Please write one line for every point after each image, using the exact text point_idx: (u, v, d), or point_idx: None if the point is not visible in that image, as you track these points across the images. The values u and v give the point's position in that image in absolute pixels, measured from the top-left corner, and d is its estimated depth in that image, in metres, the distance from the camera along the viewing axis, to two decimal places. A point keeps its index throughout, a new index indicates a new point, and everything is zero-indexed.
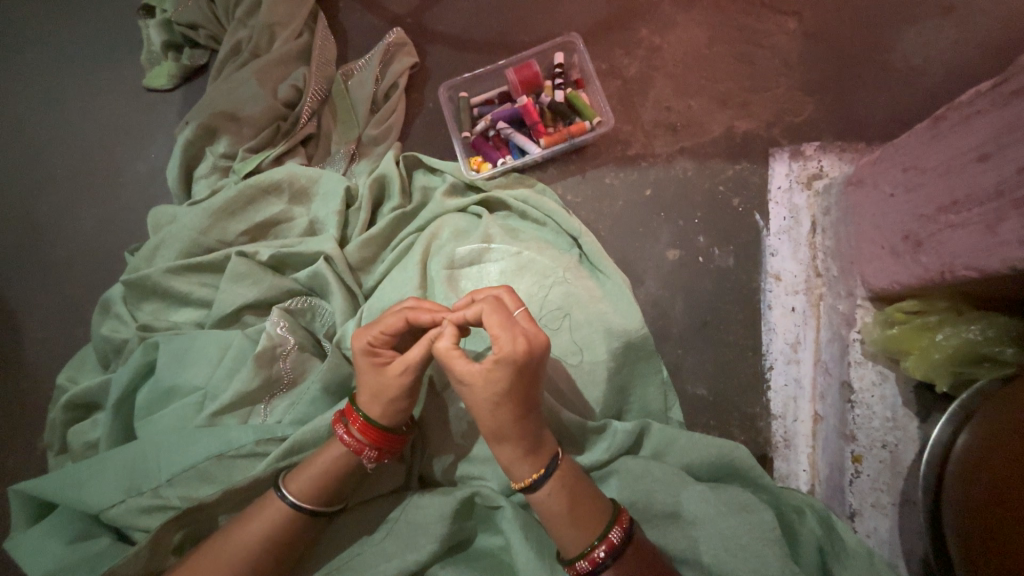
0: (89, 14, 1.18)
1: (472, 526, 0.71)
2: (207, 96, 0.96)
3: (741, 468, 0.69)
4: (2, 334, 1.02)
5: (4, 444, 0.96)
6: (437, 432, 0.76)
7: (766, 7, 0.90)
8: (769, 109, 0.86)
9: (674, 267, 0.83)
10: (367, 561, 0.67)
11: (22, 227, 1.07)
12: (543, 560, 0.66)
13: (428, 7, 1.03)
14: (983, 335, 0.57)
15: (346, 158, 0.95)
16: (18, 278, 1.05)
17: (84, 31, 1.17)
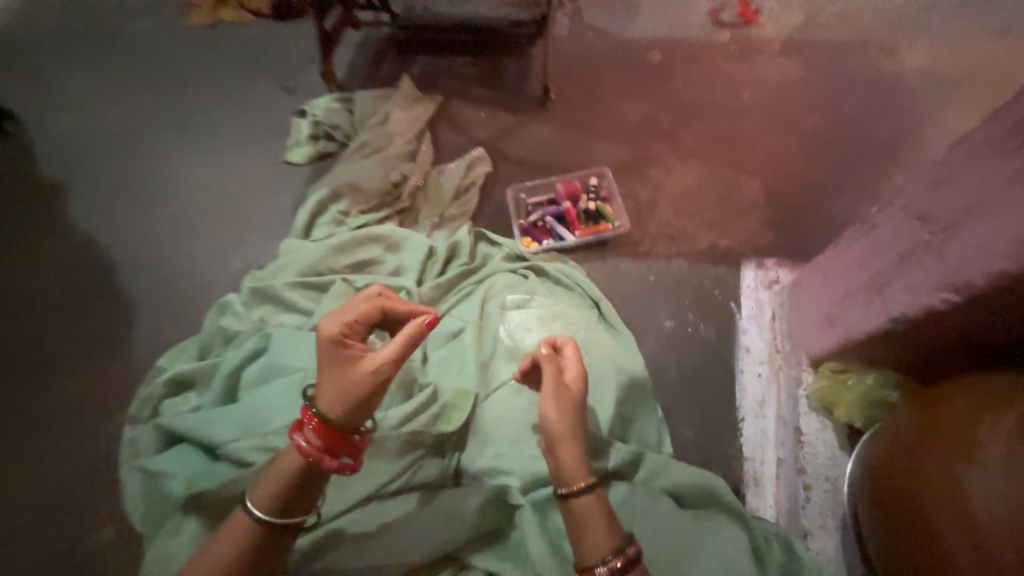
0: (258, 112, 1.65)
1: (497, 519, 0.85)
2: (338, 173, 1.34)
3: (718, 495, 0.86)
4: (135, 325, 1.31)
5: (114, 409, 1.19)
6: (476, 437, 0.92)
7: (739, 167, 1.30)
8: (740, 233, 1.20)
9: (669, 334, 1.09)
10: (412, 531, 0.81)
11: (173, 250, 1.42)
12: (558, 545, 0.81)
13: (503, 137, 1.46)
14: (877, 382, 0.80)
15: (430, 227, 1.28)
16: (158, 285, 1.37)
17: (252, 123, 1.63)
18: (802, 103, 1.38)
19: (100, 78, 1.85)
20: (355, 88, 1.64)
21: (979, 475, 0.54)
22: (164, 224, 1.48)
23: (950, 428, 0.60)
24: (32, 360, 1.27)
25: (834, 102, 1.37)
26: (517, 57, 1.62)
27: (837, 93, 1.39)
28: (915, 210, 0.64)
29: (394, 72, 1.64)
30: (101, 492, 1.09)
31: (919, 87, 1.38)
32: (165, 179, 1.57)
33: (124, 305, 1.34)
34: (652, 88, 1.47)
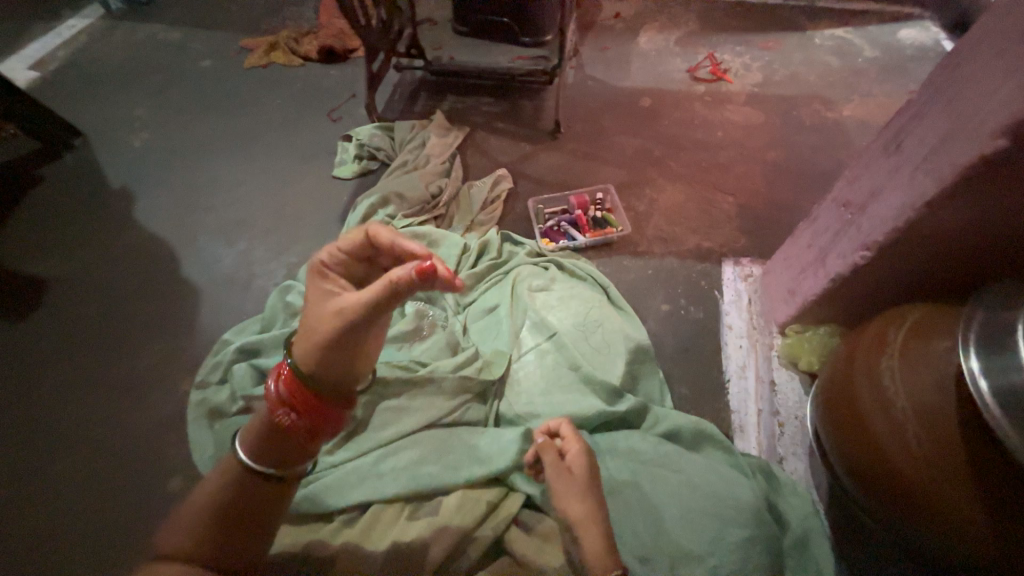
0: (307, 137, 1.92)
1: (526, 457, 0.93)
2: (385, 185, 1.59)
3: (713, 437, 1.01)
4: (201, 310, 1.49)
5: (185, 379, 1.36)
6: (512, 389, 1.10)
7: (717, 188, 1.59)
8: (720, 238, 1.47)
9: (665, 315, 1.32)
10: (453, 461, 0.92)
11: (232, 248, 1.62)
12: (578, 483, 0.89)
13: (522, 161, 1.74)
14: (828, 334, 1.04)
15: (463, 229, 1.52)
16: (220, 277, 1.56)
17: (302, 145, 1.89)
18: (765, 140, 1.71)
19: (165, 103, 2.12)
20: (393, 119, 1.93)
21: (902, 368, 0.71)
22: (224, 224, 1.69)
23: (878, 338, 0.77)
24: (109, 336, 1.45)
25: (790, 139, 1.71)
26: (533, 99, 1.94)
27: (792, 132, 1.73)
28: (841, 199, 0.91)
29: (428, 108, 1.95)
30: (173, 445, 1.25)
31: (856, 129, 1.73)
32: (224, 187, 1.80)
33: (189, 291, 1.53)
34: (644, 126, 1.79)
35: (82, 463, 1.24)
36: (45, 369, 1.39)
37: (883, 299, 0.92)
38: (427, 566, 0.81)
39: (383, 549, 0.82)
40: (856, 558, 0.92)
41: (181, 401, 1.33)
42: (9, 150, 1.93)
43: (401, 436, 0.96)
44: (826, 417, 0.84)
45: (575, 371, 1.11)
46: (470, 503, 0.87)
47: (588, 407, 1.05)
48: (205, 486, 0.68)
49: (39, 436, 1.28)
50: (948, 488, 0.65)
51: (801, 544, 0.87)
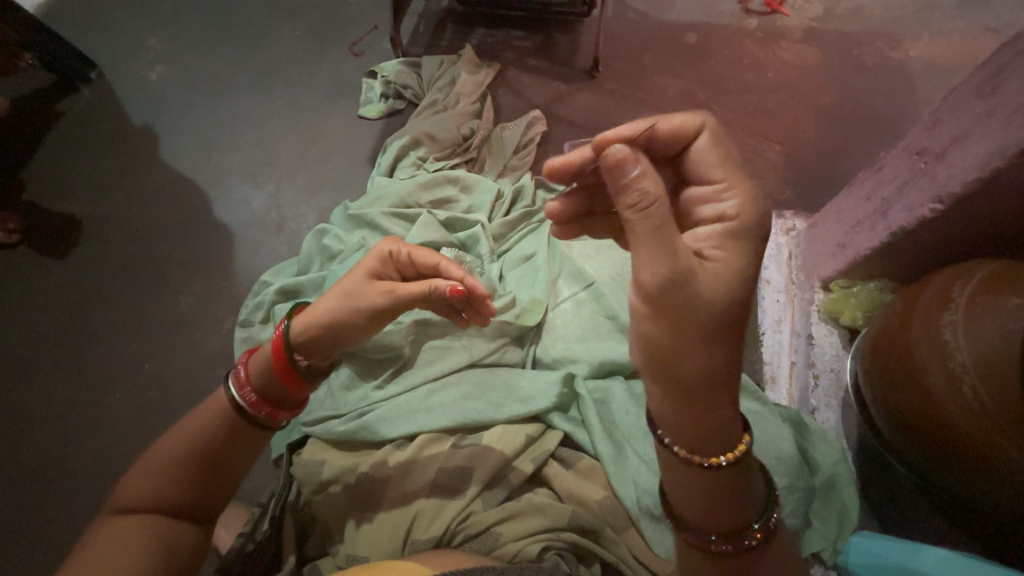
0: (330, 72, 1.83)
1: (568, 402, 0.97)
2: (414, 125, 1.53)
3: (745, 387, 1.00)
4: (235, 252, 1.50)
5: (226, 318, 1.40)
6: (549, 333, 1.10)
7: (764, 135, 1.50)
8: (763, 189, 1.41)
9: None
10: (495, 401, 0.95)
11: (260, 189, 1.61)
12: (618, 426, 0.93)
13: (556, 103, 1.65)
14: (878, 288, 1.03)
15: (496, 174, 1.48)
16: (251, 219, 1.55)
17: (325, 82, 1.81)
18: (819, 83, 1.59)
19: (178, 32, 2.02)
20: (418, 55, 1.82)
21: (965, 323, 0.70)
22: (251, 165, 1.66)
23: (941, 295, 0.75)
24: (148, 277, 1.47)
25: (846, 83, 1.58)
26: (568, 33, 1.81)
27: (849, 75, 1.60)
28: (914, 145, 0.86)
29: (455, 42, 1.83)
30: (219, 381, 1.31)
31: (921, 73, 1.59)
32: (246, 126, 1.75)
33: (222, 233, 1.54)
34: (688, 65, 1.67)
35: (135, 393, 1.31)
36: (91, 305, 1.44)
37: (940, 251, 0.90)
38: (468, 493, 0.85)
39: (431, 470, 0.88)
40: (876, 498, 0.97)
41: (222, 338, 1.37)
42: (23, 83, 1.86)
43: (445, 373, 1.00)
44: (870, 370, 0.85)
45: (610, 319, 1.09)
46: (514, 436, 0.91)
47: (624, 352, 1.03)
48: (169, 438, 0.78)
49: (91, 370, 1.34)
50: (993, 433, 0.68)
51: (829, 485, 0.92)
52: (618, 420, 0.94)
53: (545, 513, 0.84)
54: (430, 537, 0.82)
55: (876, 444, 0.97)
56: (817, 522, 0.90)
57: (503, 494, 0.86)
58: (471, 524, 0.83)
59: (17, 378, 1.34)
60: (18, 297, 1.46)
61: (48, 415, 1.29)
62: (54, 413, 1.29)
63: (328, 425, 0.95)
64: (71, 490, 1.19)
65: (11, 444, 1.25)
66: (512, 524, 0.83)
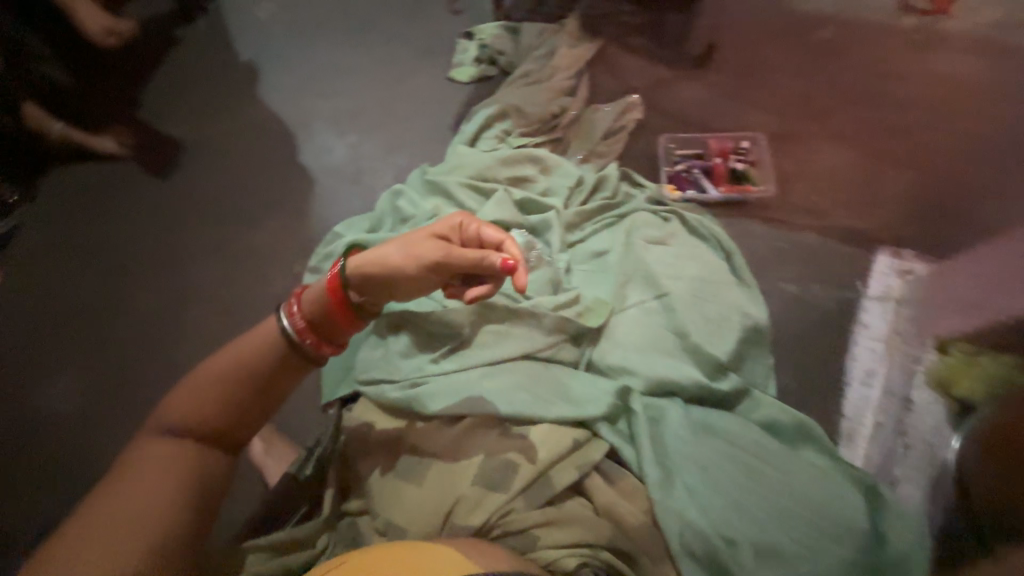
0: (427, 28, 1.80)
1: (619, 413, 0.94)
2: (504, 94, 1.47)
3: (818, 438, 0.94)
4: (313, 197, 1.55)
5: (297, 259, 1.46)
6: (611, 340, 1.04)
7: (892, 159, 1.31)
8: (881, 222, 1.23)
9: (792, 296, 1.16)
10: (546, 398, 0.93)
11: (345, 139, 1.64)
12: (666, 449, 0.90)
13: (656, 90, 1.52)
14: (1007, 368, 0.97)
15: (579, 158, 1.39)
16: (332, 167, 1.59)
17: (422, 37, 1.78)
18: (977, 109, 1.35)
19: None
20: (517, 19, 1.73)
21: None
22: (338, 115, 1.68)
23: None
24: (235, 207, 1.56)
25: (1012, 109, 1.33)
26: (682, 15, 1.65)
27: (1018, 104, 1.34)
28: None
29: (559, 10, 1.72)
30: None
31: None
32: (339, 76, 1.76)
33: (304, 178, 1.58)
34: (815, 68, 1.47)
35: (208, 313, 1.40)
36: (182, 224, 1.54)
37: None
38: (511, 488, 0.84)
39: (477, 457, 0.87)
40: None
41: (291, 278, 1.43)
42: (149, 6, 1.99)
43: (498, 360, 0.98)
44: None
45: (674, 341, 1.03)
46: (562, 441, 0.88)
47: (688, 377, 0.98)
48: (214, 360, 0.80)
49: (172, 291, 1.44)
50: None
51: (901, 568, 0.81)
52: (669, 444, 0.90)
53: (584, 527, 0.81)
54: (472, 525, 0.81)
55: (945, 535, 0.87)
56: None
57: (546, 497, 0.83)
58: (509, 521, 0.82)
59: (113, 280, 1.47)
60: (120, 211, 1.58)
61: (133, 317, 1.41)
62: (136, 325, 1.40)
63: (379, 388, 0.97)
64: (143, 389, 1.31)
65: (99, 336, 1.38)
66: (549, 531, 0.81)
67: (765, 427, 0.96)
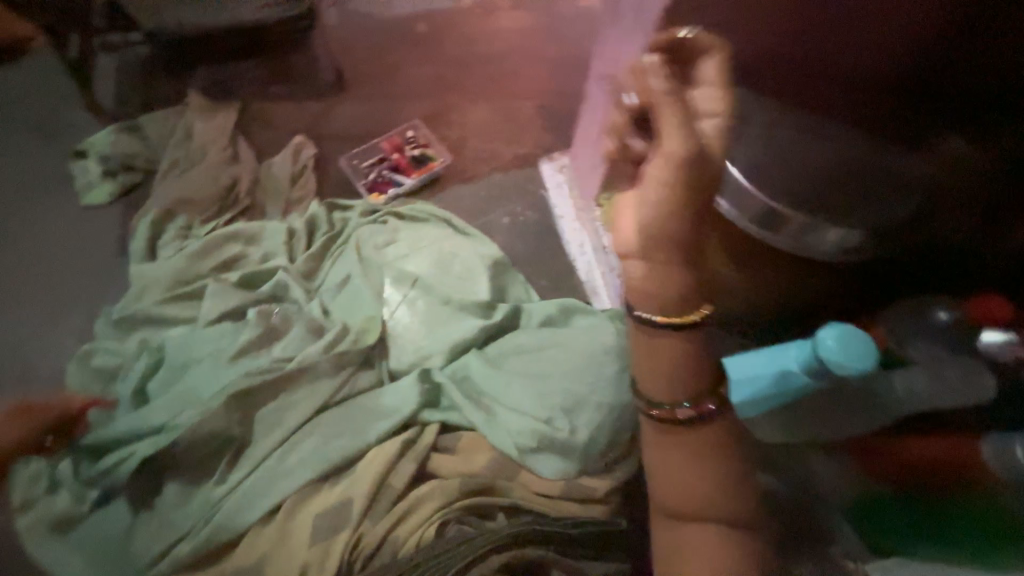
0: (19, 166, 1.44)
1: (433, 392, 0.97)
2: (164, 193, 1.33)
3: (575, 306, 1.14)
4: None
5: None
6: (395, 343, 1.08)
7: (513, 98, 1.67)
8: (530, 143, 1.58)
9: (509, 225, 1.43)
10: (358, 429, 0.89)
11: None
12: (483, 396, 0.95)
13: (318, 122, 1.60)
14: None
15: (282, 213, 1.37)
16: None
17: (17, 174, 1.42)
18: (541, 39, 1.80)
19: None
20: (134, 115, 1.55)
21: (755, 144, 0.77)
22: None
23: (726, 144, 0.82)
24: None
25: (561, 29, 1.82)
26: (299, 51, 1.73)
27: (557, 25, 1.84)
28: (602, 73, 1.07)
29: (176, 89, 1.60)
30: None
31: None
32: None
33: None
34: (427, 53, 1.75)
35: None
36: None
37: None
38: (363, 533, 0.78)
39: (309, 523, 0.78)
40: None
41: None
42: None
43: (292, 432, 0.89)
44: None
45: (446, 318, 1.12)
46: (390, 451, 0.85)
47: (469, 328, 1.09)
48: None
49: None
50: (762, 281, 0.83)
51: None
52: (482, 390, 0.96)
53: (435, 498, 0.81)
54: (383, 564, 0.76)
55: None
56: None
57: (393, 502, 0.81)
58: (365, 547, 0.77)
59: None
60: None
61: None
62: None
63: (174, 554, 0.78)
64: None
65: None
66: (400, 531, 0.78)
67: (547, 318, 1.11)
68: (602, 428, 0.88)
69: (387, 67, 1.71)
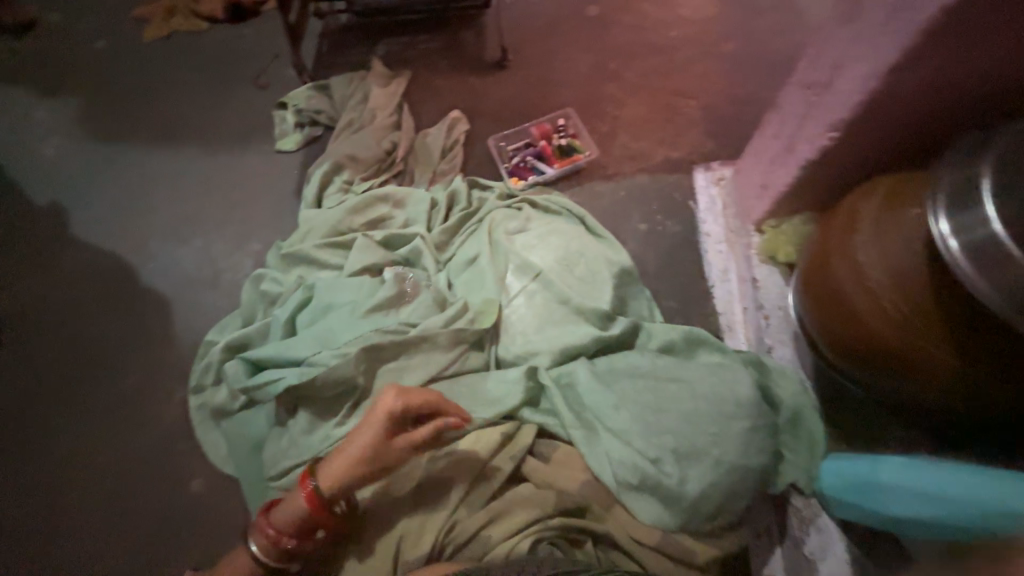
0: (239, 108, 1.72)
1: (537, 393, 0.94)
2: (337, 149, 1.50)
3: (705, 340, 1.03)
4: (168, 316, 1.38)
5: (172, 383, 1.28)
6: (507, 332, 1.08)
7: (678, 95, 1.52)
8: (686, 147, 1.43)
9: (644, 233, 1.32)
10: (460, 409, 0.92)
11: (187, 241, 1.50)
12: (586, 413, 0.90)
13: (474, 99, 1.64)
14: (803, 223, 1.06)
15: (428, 183, 1.45)
16: (181, 276, 1.44)
17: (238, 116, 1.71)
18: (721, 32, 1.61)
19: (155, 82, 1.80)
20: (325, 76, 1.76)
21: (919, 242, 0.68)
22: (183, 200, 1.57)
23: (852, 214, 0.78)
24: (76, 361, 1.33)
25: (748, 26, 1.62)
26: (471, 28, 1.79)
27: (745, 19, 1.63)
28: (804, 80, 0.91)
29: (362, 56, 1.78)
30: (185, 455, 1.19)
31: (812, 5, 1.64)
32: (149, 186, 1.60)
33: (155, 298, 1.41)
34: (593, 38, 1.68)
35: (86, 488, 1.18)
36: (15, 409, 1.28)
37: (858, 158, 0.90)
38: (456, 521, 0.79)
39: (409, 492, 0.82)
40: (836, 413, 0.95)
41: (170, 408, 1.26)
42: None
43: None
44: (811, 299, 0.84)
45: (561, 318, 1.09)
46: (488, 444, 0.86)
47: (583, 334, 1.04)
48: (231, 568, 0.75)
49: (35, 487, 1.19)
50: (954, 348, 0.67)
51: (794, 419, 0.93)
52: (587, 406, 0.90)
53: (529, 508, 0.80)
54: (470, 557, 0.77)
55: (830, 365, 0.89)
56: (789, 455, 0.91)
57: (486, 496, 0.82)
58: (456, 535, 0.79)
59: None
60: None
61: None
62: (15, 543, 1.14)
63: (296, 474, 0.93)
64: None
65: None
66: (488, 528, 0.79)
67: (668, 346, 1.02)
68: (712, 491, 0.79)
69: (550, 50, 1.68)
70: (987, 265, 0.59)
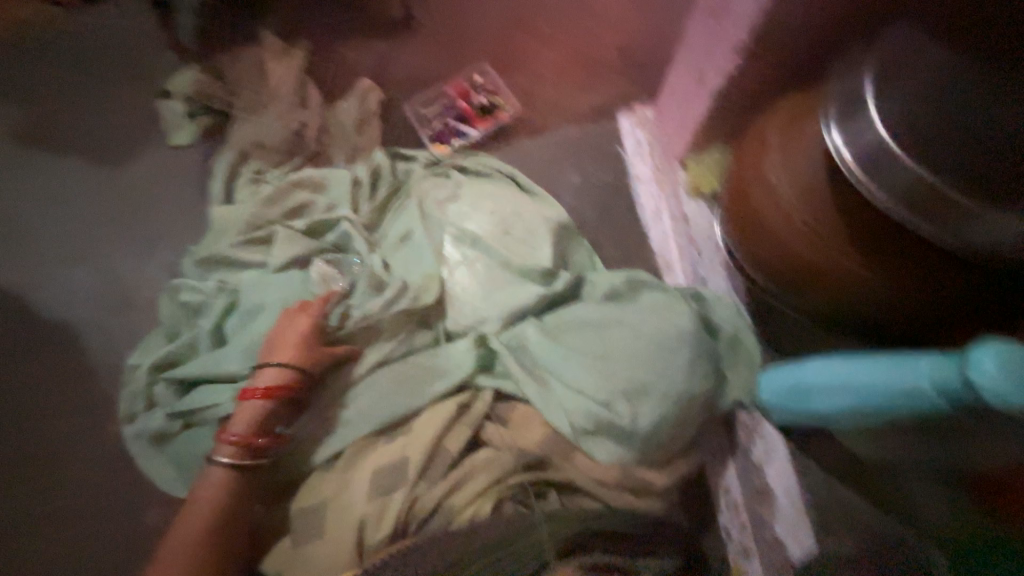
0: (113, 99, 1.49)
1: (488, 360, 0.94)
2: (239, 136, 1.36)
3: (646, 283, 1.04)
4: (71, 346, 1.21)
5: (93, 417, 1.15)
6: (451, 303, 1.05)
7: (593, 39, 1.49)
8: (609, 91, 1.42)
9: (578, 185, 1.31)
10: (409, 390, 0.89)
11: (75, 258, 1.30)
12: (537, 370, 0.91)
13: (384, 65, 1.53)
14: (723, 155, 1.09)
15: (348, 162, 1.36)
16: (77, 298, 1.26)
17: (113, 109, 1.49)
18: None
19: None
20: (211, 55, 1.56)
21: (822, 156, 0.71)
22: (62, 212, 1.35)
23: (759, 140, 0.80)
24: None
25: None
26: None
27: None
28: None
29: (251, 28, 1.59)
30: (124, 491, 1.09)
31: None
32: (8, 197, 1.34)
33: (50, 328, 1.23)
34: None
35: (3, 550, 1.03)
36: None
37: (766, 80, 0.92)
38: (419, 499, 0.77)
39: (365, 477, 0.79)
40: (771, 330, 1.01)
41: (95, 444, 1.13)
42: None
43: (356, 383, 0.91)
44: (735, 228, 0.86)
45: (504, 281, 1.07)
46: (444, 417, 0.85)
47: (527, 293, 1.03)
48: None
49: None
50: (862, 252, 0.69)
51: (733, 342, 0.97)
52: (537, 364, 0.92)
53: (491, 470, 0.80)
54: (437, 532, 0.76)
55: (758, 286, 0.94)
56: (733, 377, 0.95)
57: (446, 466, 0.80)
58: (418, 511, 0.76)
59: None
60: None
61: None
62: None
63: None
64: None
65: None
66: (452, 499, 0.78)
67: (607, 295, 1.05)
68: (664, 422, 0.83)
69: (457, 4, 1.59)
70: (875, 168, 0.62)
